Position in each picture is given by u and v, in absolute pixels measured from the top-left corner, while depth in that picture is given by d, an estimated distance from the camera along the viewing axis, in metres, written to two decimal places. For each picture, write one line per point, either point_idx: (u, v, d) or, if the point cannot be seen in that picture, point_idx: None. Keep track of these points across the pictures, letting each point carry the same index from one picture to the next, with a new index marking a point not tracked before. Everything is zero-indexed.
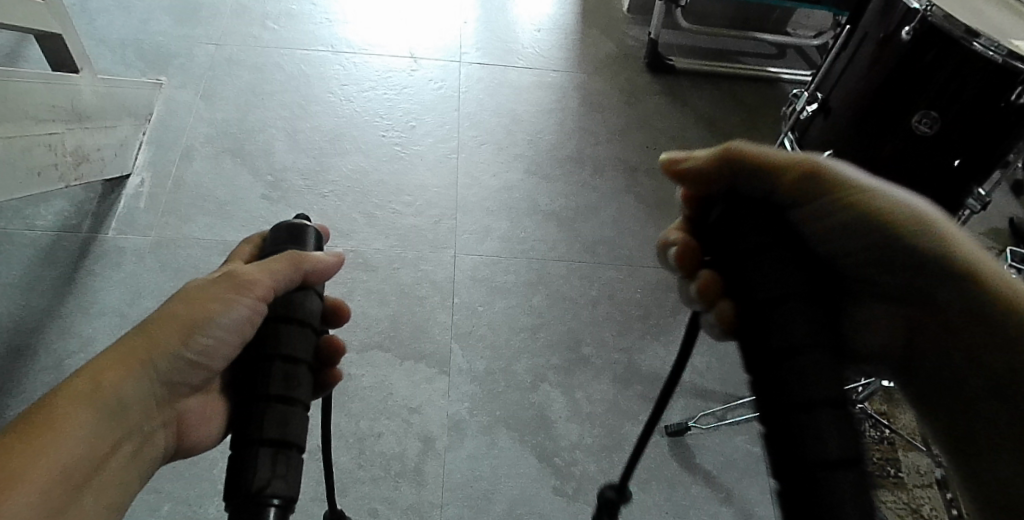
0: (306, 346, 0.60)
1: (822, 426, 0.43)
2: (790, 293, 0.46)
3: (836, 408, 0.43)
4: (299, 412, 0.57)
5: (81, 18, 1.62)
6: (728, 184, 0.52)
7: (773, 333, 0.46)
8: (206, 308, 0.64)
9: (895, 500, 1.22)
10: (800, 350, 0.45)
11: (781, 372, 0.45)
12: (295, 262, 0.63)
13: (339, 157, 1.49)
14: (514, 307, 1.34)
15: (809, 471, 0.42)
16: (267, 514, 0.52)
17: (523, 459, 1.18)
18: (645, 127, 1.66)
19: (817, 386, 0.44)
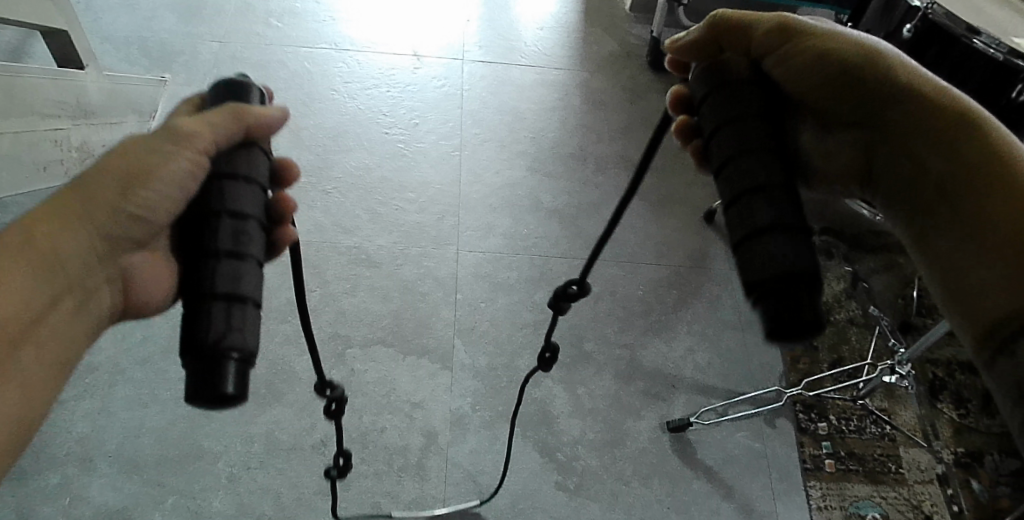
0: (255, 202, 0.56)
1: (757, 206, 0.50)
2: (743, 113, 0.52)
3: (766, 194, 0.50)
4: (252, 268, 0.54)
5: (86, 16, 1.63)
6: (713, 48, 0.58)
7: (726, 144, 0.52)
8: (148, 158, 0.59)
9: (896, 496, 1.23)
10: (746, 154, 0.51)
11: (726, 175, 0.52)
12: (238, 114, 0.57)
13: (342, 154, 1.49)
14: (517, 304, 1.34)
15: (750, 240, 0.49)
16: (226, 367, 0.51)
17: (525, 454, 1.19)
18: (647, 125, 1.66)
19: (761, 178, 0.50)
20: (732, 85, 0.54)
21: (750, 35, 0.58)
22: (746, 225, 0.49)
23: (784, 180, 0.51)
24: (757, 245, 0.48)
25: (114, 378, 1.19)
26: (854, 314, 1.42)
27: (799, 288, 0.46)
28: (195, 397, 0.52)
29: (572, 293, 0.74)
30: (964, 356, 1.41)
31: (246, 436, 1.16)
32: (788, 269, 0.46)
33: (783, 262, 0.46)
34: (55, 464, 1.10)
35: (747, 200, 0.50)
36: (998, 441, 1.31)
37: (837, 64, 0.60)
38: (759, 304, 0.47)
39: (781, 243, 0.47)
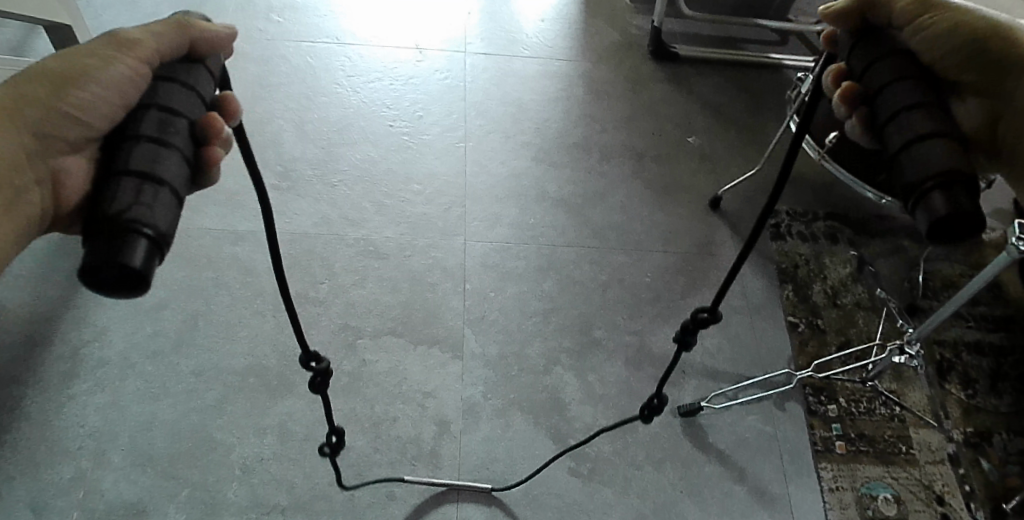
0: (190, 106, 0.53)
1: (930, 149, 0.45)
2: (902, 76, 0.48)
3: (940, 138, 0.45)
4: (176, 156, 0.49)
5: (87, 13, 1.64)
6: (861, 25, 0.53)
7: (890, 105, 0.48)
8: (89, 59, 0.56)
9: (907, 476, 1.24)
10: (912, 112, 0.47)
11: (890, 131, 0.48)
12: (180, 28, 0.55)
13: (347, 147, 1.50)
14: (526, 292, 1.35)
15: (919, 185, 0.45)
16: (134, 243, 0.44)
17: (538, 441, 1.19)
18: (650, 114, 1.67)
19: (925, 126, 0.46)
20: (890, 52, 0.50)
21: (891, 3, 0.51)
22: (898, 140, 0.47)
23: (937, 107, 0.47)
24: (915, 152, 0.46)
25: (125, 372, 1.19)
26: (861, 297, 1.43)
27: (961, 183, 0.44)
28: (100, 278, 0.45)
29: (702, 319, 0.74)
30: (972, 337, 1.42)
31: (258, 428, 1.16)
32: (949, 167, 0.44)
33: (937, 165, 0.44)
34: (68, 458, 1.10)
35: (895, 125, 0.48)
36: (1006, 420, 1.32)
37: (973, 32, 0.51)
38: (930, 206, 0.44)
39: (939, 147, 0.45)
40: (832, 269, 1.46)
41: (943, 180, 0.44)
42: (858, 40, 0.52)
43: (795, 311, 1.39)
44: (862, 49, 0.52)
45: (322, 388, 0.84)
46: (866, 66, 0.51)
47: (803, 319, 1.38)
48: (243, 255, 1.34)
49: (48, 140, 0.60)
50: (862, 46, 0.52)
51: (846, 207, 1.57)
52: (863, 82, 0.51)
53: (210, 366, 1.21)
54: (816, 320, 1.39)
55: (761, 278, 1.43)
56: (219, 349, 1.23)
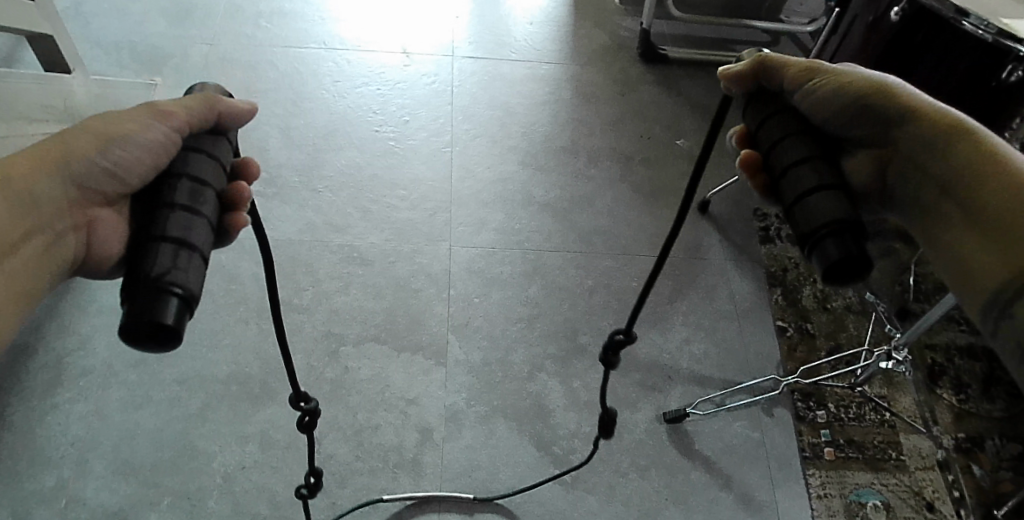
0: (215, 176, 0.56)
1: (815, 198, 0.54)
2: (789, 135, 0.58)
3: (828, 190, 0.54)
4: (203, 223, 0.52)
5: (75, 21, 1.64)
6: (757, 88, 0.62)
7: (783, 162, 0.57)
8: (126, 125, 0.60)
9: (896, 482, 1.22)
10: (801, 166, 0.56)
11: (786, 181, 0.56)
12: (209, 101, 0.59)
13: (333, 152, 1.50)
14: (511, 298, 1.34)
15: (814, 231, 0.53)
16: (165, 303, 0.48)
17: (522, 448, 1.18)
18: (639, 117, 1.66)
19: (812, 180, 0.55)
20: (779, 113, 0.60)
21: (783, 72, 0.60)
22: (793, 192, 0.56)
23: (823, 161, 0.56)
24: (806, 203, 0.54)
25: (109, 381, 1.18)
26: (852, 301, 1.41)
27: (849, 232, 0.53)
28: (133, 333, 0.47)
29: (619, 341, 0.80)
30: (964, 340, 1.40)
31: (241, 435, 1.16)
32: (836, 217, 0.53)
33: (830, 213, 0.53)
34: (51, 467, 1.09)
35: (791, 175, 0.56)
36: (999, 425, 1.29)
37: (854, 98, 0.60)
38: (815, 248, 0.53)
39: (825, 199, 0.54)
40: None
41: (836, 229, 0.52)
42: (754, 104, 0.62)
43: (784, 315, 1.38)
44: (755, 109, 0.61)
45: (309, 428, 0.82)
46: (762, 124, 0.60)
47: (792, 323, 1.37)
48: (227, 262, 1.33)
49: (91, 192, 0.62)
50: (759, 105, 0.61)
51: None
52: (760, 139, 0.60)
53: (193, 374, 1.21)
54: (805, 324, 1.37)
55: (750, 282, 1.42)
56: (202, 357, 1.22)
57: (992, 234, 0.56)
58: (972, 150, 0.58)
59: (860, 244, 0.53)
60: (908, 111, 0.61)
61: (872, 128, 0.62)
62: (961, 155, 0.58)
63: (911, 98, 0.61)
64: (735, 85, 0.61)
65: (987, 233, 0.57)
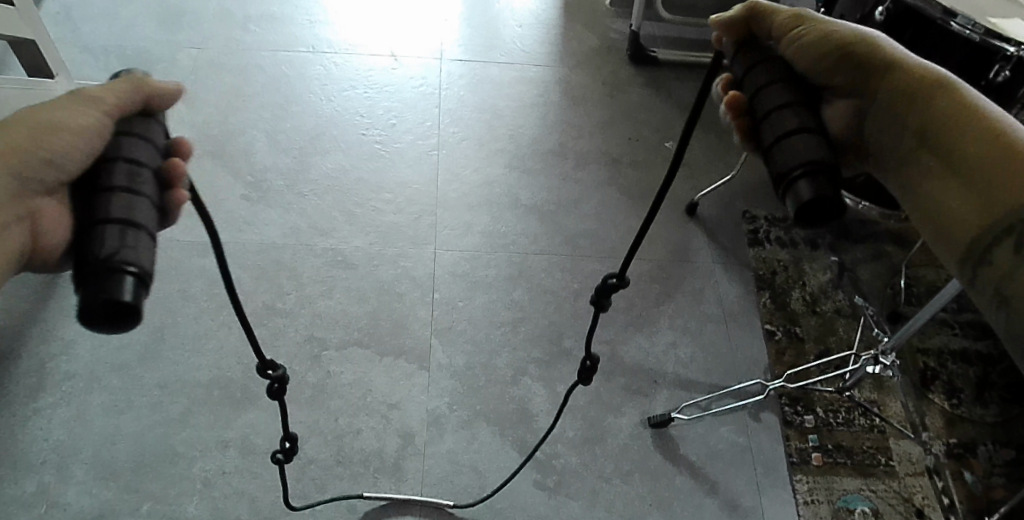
0: (153, 156, 0.53)
1: (792, 146, 0.51)
2: (771, 85, 0.55)
3: (808, 136, 0.51)
4: (145, 201, 0.50)
5: (65, 26, 1.64)
6: (744, 40, 0.58)
7: (765, 113, 0.54)
8: (58, 111, 0.53)
9: (885, 489, 1.19)
10: (782, 116, 0.53)
11: (766, 131, 0.53)
12: (138, 82, 0.54)
13: (319, 156, 1.50)
14: (495, 302, 1.33)
15: (787, 174, 0.51)
16: (120, 284, 0.46)
17: (504, 453, 1.17)
18: (628, 120, 1.66)
19: (791, 131, 0.52)
20: (765, 62, 0.56)
21: (770, 22, 0.57)
22: (772, 135, 0.53)
23: (807, 111, 0.53)
24: (785, 146, 0.52)
25: (90, 385, 1.17)
26: (841, 304, 1.39)
27: (825, 174, 0.50)
28: (90, 315, 0.46)
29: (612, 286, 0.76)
30: (957, 345, 1.36)
31: (221, 440, 1.15)
32: (811, 159, 0.50)
33: (807, 154, 0.50)
34: (31, 473, 1.08)
35: (772, 118, 0.53)
36: (991, 431, 1.26)
37: (841, 50, 0.57)
38: (790, 193, 0.51)
39: (804, 142, 0.51)
40: (812, 275, 1.43)
41: (811, 171, 0.50)
42: (740, 53, 0.58)
43: (772, 318, 1.37)
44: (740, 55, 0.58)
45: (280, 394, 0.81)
46: (748, 67, 0.57)
47: (780, 327, 1.35)
48: (211, 266, 1.32)
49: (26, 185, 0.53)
50: (745, 49, 0.58)
51: None
52: (744, 90, 0.57)
53: (174, 378, 1.20)
54: (793, 327, 1.36)
55: (737, 285, 1.41)
56: (184, 362, 1.21)
57: (972, 190, 0.59)
58: (956, 108, 0.58)
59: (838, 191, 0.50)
60: (895, 67, 0.59)
61: (856, 79, 0.59)
62: (944, 113, 0.58)
63: (896, 54, 0.59)
64: (723, 33, 0.59)
65: (966, 189, 0.59)
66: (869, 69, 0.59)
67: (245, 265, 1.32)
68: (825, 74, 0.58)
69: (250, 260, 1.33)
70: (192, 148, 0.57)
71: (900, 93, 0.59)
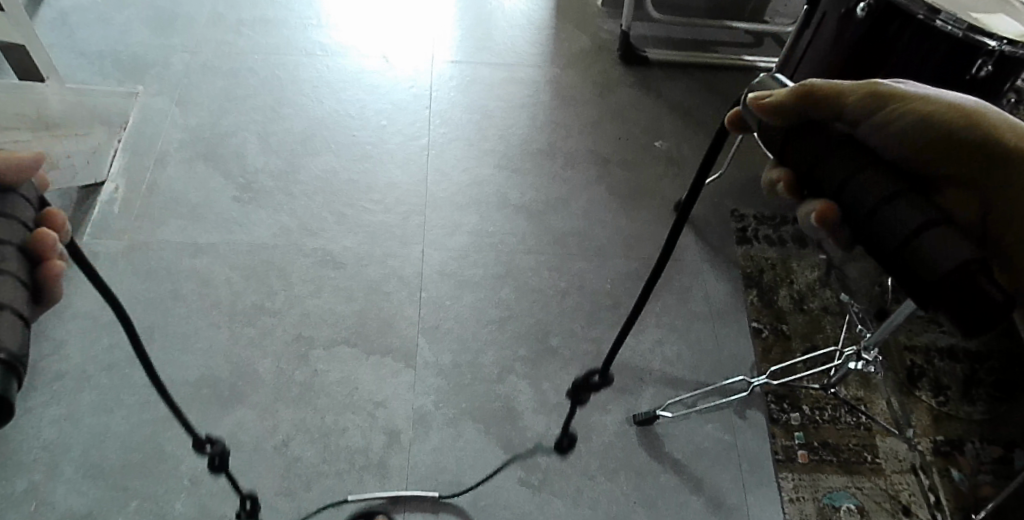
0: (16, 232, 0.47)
1: (923, 242, 0.52)
2: (862, 174, 0.56)
3: (932, 227, 0.52)
4: (12, 282, 0.46)
5: (61, 31, 1.67)
6: (802, 124, 0.60)
7: (882, 220, 0.54)
8: None
9: (872, 486, 1.18)
10: (879, 209, 0.54)
11: (874, 225, 0.54)
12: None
13: (310, 157, 1.51)
14: (482, 300, 1.34)
15: (919, 274, 0.52)
16: None
17: (489, 451, 1.18)
18: (617, 120, 1.67)
19: (902, 221, 0.53)
20: (843, 150, 0.57)
21: (839, 104, 0.58)
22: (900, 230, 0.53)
23: (917, 197, 0.54)
24: (920, 241, 0.52)
25: (81, 385, 1.18)
26: (829, 302, 1.39)
27: (967, 271, 0.50)
28: None
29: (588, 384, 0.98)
30: (945, 343, 1.36)
31: (208, 438, 1.15)
32: (955, 259, 0.51)
33: (953, 258, 0.51)
34: (21, 472, 1.10)
35: (883, 215, 0.54)
36: (979, 428, 1.26)
37: (931, 132, 0.56)
38: (937, 302, 0.52)
39: (935, 240, 0.51)
40: (800, 273, 1.43)
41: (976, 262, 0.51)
42: (805, 145, 0.60)
43: (759, 316, 1.37)
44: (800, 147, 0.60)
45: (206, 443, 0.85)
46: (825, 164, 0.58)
47: (767, 325, 1.36)
48: (201, 266, 1.33)
49: None
50: (802, 145, 0.60)
51: None
52: (837, 200, 0.57)
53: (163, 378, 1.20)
54: (780, 325, 1.36)
55: (725, 283, 1.41)
56: (172, 362, 1.22)
57: None
58: None
59: (972, 279, 0.50)
60: (968, 127, 0.56)
61: (941, 148, 0.56)
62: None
63: (959, 109, 0.57)
64: (770, 119, 0.60)
65: None
66: (955, 142, 0.56)
67: (234, 265, 1.34)
68: (918, 154, 0.56)
69: (240, 260, 1.35)
70: (64, 221, 0.51)
71: (991, 151, 0.56)
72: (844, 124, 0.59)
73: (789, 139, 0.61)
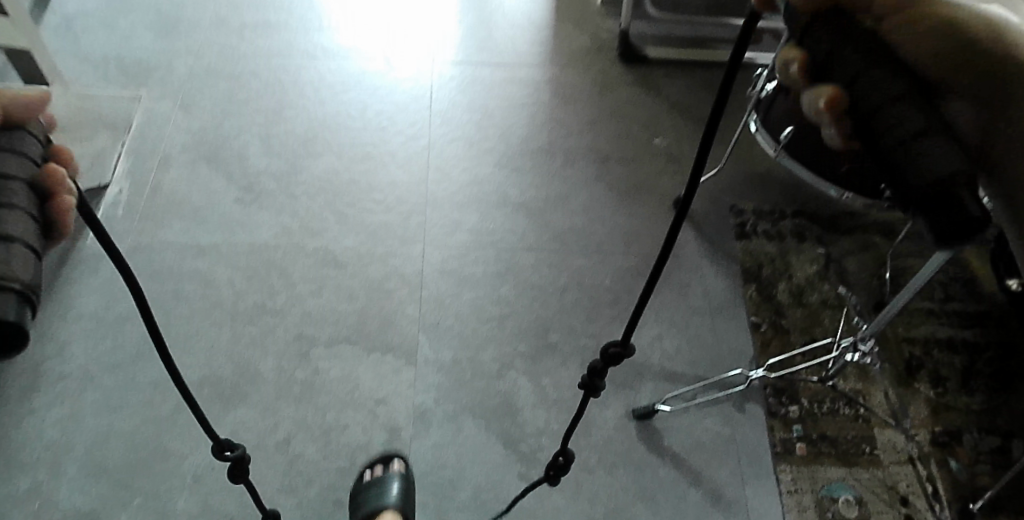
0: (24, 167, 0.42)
1: (908, 144, 0.63)
2: (885, 88, 0.61)
3: (929, 136, 0.63)
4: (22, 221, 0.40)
5: (65, 37, 1.69)
6: (834, 15, 0.59)
7: (886, 123, 0.62)
8: None
9: (870, 478, 1.19)
10: (888, 108, 0.61)
11: (882, 133, 0.63)
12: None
13: (311, 159, 1.53)
14: (482, 297, 1.35)
15: (923, 182, 0.64)
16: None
17: (489, 446, 1.19)
18: (616, 117, 1.68)
19: (902, 129, 0.62)
20: (868, 53, 0.59)
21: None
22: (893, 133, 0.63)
23: (925, 113, 0.63)
24: (923, 147, 0.63)
25: (86, 385, 1.20)
26: (828, 295, 1.40)
27: (955, 182, 0.64)
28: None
29: (612, 356, 0.71)
30: (944, 334, 1.36)
31: (211, 436, 1.17)
32: (944, 168, 0.63)
33: (941, 163, 0.63)
34: (28, 470, 1.11)
35: (891, 115, 0.61)
36: (977, 418, 1.26)
37: (944, 46, 0.60)
38: (921, 202, 0.66)
39: (932, 146, 0.63)
40: (798, 267, 1.44)
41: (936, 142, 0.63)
42: (834, 30, 0.58)
43: (758, 310, 1.37)
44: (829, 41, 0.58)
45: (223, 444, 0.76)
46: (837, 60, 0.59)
47: (766, 319, 1.36)
48: (203, 267, 1.35)
49: None
50: (825, 31, 0.59)
51: (814, 205, 1.54)
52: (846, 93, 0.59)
53: (167, 378, 1.22)
54: (779, 319, 1.36)
55: (724, 278, 1.42)
56: (176, 361, 1.24)
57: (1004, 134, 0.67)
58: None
59: (955, 188, 0.64)
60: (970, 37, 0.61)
61: (955, 64, 0.62)
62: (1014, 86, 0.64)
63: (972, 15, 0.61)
64: None
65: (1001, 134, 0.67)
66: (963, 52, 0.62)
67: (236, 266, 1.35)
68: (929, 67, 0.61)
69: (242, 261, 1.36)
70: (72, 156, 0.46)
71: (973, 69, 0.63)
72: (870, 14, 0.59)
73: (824, 26, 0.59)
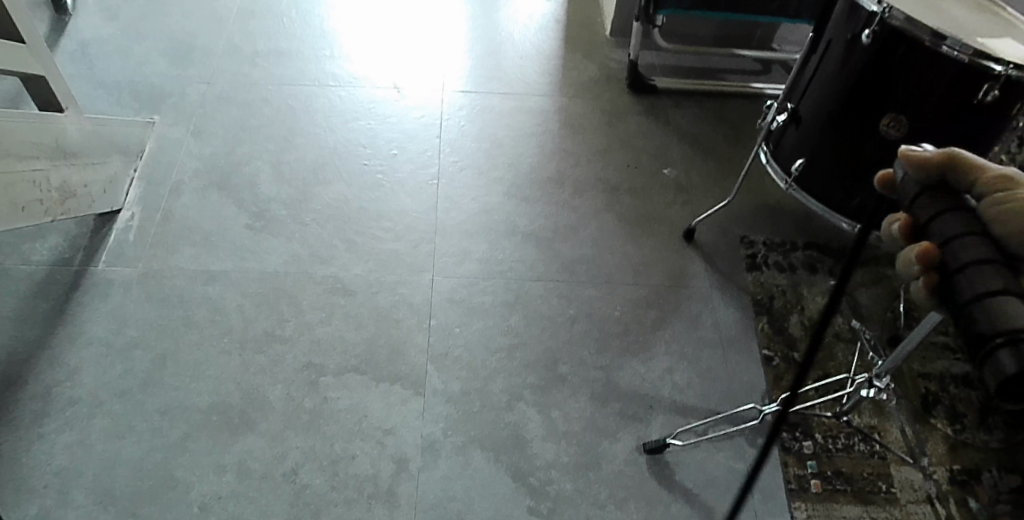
0: None
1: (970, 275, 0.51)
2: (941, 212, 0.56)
3: (998, 267, 0.51)
4: None
5: (81, 63, 1.71)
6: (937, 180, 0.59)
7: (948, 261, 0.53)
8: None
9: (887, 516, 1.17)
10: (949, 241, 0.54)
11: (952, 277, 0.53)
12: None
13: (322, 187, 1.53)
14: (492, 327, 1.35)
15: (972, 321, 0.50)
16: None
17: (498, 479, 1.17)
18: (625, 147, 1.69)
19: (961, 256, 0.53)
20: (946, 188, 0.58)
21: (970, 172, 0.58)
22: (970, 289, 0.51)
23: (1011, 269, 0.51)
24: (966, 275, 0.52)
25: (93, 411, 1.19)
26: (841, 328, 1.39)
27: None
28: None
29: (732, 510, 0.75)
30: (959, 369, 1.34)
31: (219, 465, 1.15)
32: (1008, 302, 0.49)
33: (993, 286, 0.50)
34: (34, 497, 1.10)
35: (960, 263, 0.52)
36: (996, 456, 1.24)
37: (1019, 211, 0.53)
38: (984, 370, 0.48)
39: (988, 275, 0.51)
40: (810, 300, 1.42)
41: (1009, 337, 0.46)
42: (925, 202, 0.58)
43: (770, 343, 1.36)
44: (926, 199, 0.58)
45: None
46: (930, 210, 0.57)
47: (778, 353, 1.35)
48: (213, 293, 1.35)
49: None
50: (932, 188, 0.58)
51: (825, 237, 1.54)
52: (912, 221, 0.58)
53: (174, 404, 1.21)
54: (792, 353, 1.35)
55: (734, 310, 1.41)
56: (184, 389, 1.23)
57: None
58: None
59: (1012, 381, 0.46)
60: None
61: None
62: None
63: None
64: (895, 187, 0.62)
65: None
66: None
67: (247, 293, 1.35)
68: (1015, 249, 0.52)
69: (252, 288, 1.36)
70: None
71: None
72: (966, 190, 0.58)
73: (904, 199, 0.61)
